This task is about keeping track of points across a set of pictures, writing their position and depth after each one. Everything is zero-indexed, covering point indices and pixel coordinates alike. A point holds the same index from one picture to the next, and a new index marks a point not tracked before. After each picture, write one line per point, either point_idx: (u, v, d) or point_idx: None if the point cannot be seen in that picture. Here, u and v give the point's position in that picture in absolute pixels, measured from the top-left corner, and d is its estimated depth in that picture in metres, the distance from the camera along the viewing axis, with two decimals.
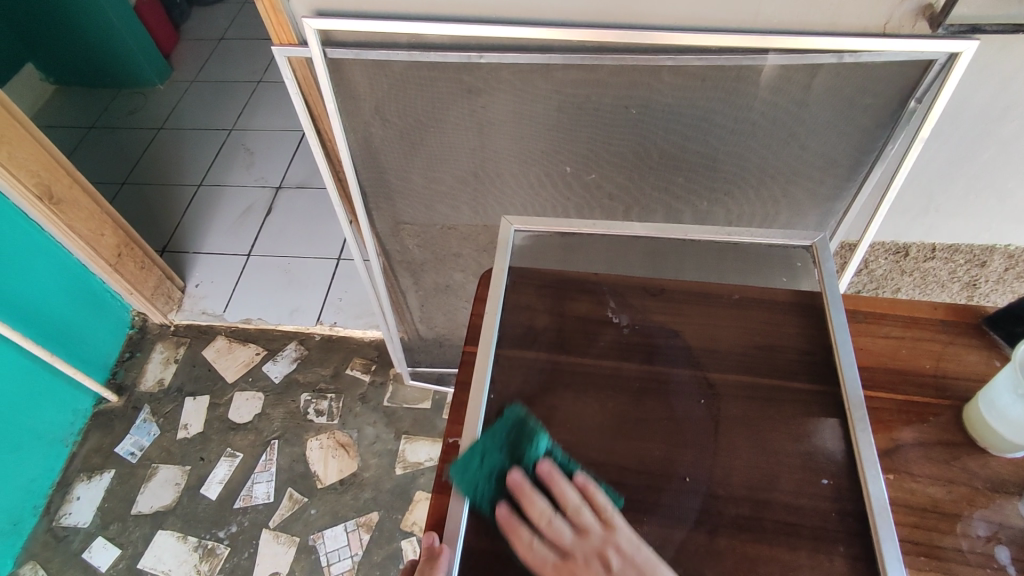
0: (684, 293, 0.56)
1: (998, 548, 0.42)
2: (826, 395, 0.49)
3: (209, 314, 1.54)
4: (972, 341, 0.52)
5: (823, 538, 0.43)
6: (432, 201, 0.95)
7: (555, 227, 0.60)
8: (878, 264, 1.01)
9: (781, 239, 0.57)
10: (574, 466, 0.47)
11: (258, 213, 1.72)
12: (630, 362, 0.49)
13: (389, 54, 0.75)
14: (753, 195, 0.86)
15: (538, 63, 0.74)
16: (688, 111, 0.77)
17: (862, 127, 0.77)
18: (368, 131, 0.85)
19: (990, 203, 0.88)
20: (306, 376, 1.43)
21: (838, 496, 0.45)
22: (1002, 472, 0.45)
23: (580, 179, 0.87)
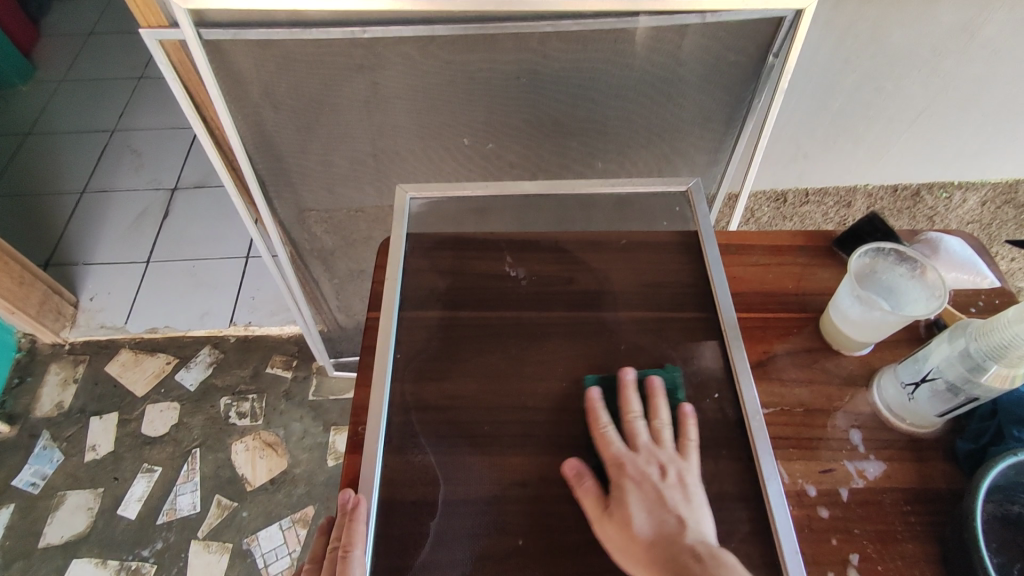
0: (576, 242, 0.59)
1: (852, 432, 0.49)
2: (706, 320, 0.54)
3: (109, 328, 1.44)
4: (826, 261, 0.58)
5: (708, 445, 0.48)
6: (334, 183, 0.94)
7: (450, 192, 0.61)
8: (761, 212, 1.10)
9: (660, 186, 0.62)
10: (483, 411, 0.49)
11: (153, 216, 1.63)
12: (665, 430, 0.46)
13: (269, 33, 0.73)
14: (642, 153, 0.92)
15: (422, 35, 0.74)
16: (573, 76, 0.81)
17: (731, 83, 0.83)
18: (257, 114, 0.83)
19: (848, 147, 0.98)
20: (223, 380, 1.38)
21: (720, 407, 0.49)
22: (854, 368, 0.52)
23: (480, 149, 0.89)
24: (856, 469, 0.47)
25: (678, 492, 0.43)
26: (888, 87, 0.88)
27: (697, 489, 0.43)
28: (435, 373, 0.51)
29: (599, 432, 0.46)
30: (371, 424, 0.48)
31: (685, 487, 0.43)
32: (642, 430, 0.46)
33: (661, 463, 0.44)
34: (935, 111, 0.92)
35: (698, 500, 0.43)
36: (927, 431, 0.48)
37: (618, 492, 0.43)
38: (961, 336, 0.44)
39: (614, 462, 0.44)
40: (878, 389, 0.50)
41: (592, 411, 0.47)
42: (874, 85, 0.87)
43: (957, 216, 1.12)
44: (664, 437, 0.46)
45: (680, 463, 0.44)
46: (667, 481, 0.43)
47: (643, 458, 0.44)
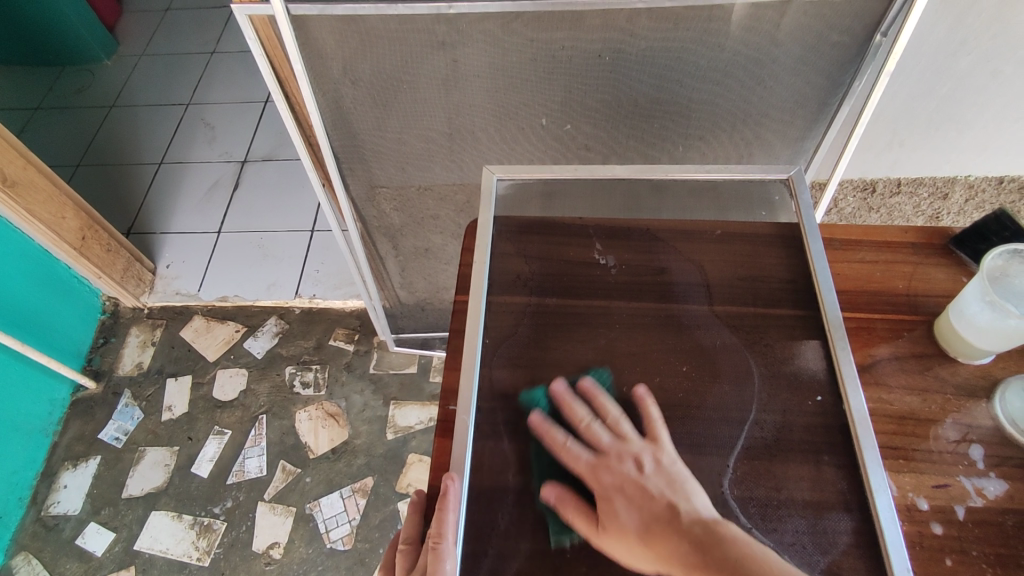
0: (668, 231, 0.57)
1: (971, 447, 0.45)
2: (807, 319, 0.51)
3: (184, 294, 1.51)
4: (942, 261, 0.54)
5: (811, 452, 0.45)
6: (407, 161, 0.94)
7: (537, 174, 0.60)
8: (846, 202, 1.05)
9: (759, 174, 0.59)
10: None
11: (224, 188, 1.68)
12: (623, 424, 0.45)
13: (356, 8, 0.73)
14: (728, 136, 0.88)
15: (508, 11, 0.72)
16: (660, 56, 0.77)
17: (830, 64, 0.78)
18: (338, 91, 0.83)
19: (951, 135, 0.91)
20: (288, 350, 1.42)
21: (824, 412, 0.47)
22: (971, 378, 0.48)
23: (555, 130, 0.87)
24: (974, 486, 0.44)
25: (661, 480, 0.43)
26: (1006, 70, 0.80)
27: (680, 472, 0.43)
28: (522, 360, 0.50)
29: (560, 449, 0.45)
30: (460, 411, 0.48)
31: (666, 473, 0.43)
32: (602, 433, 0.45)
33: (635, 456, 0.44)
34: None
35: (684, 481, 0.43)
36: None
37: (604, 503, 0.42)
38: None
39: (588, 468, 0.44)
40: (1003, 402, 0.46)
41: (543, 428, 0.46)
42: (990, 68, 0.80)
43: None
44: (625, 430, 0.45)
45: (651, 450, 0.44)
46: (647, 475, 0.43)
47: (614, 458, 0.44)
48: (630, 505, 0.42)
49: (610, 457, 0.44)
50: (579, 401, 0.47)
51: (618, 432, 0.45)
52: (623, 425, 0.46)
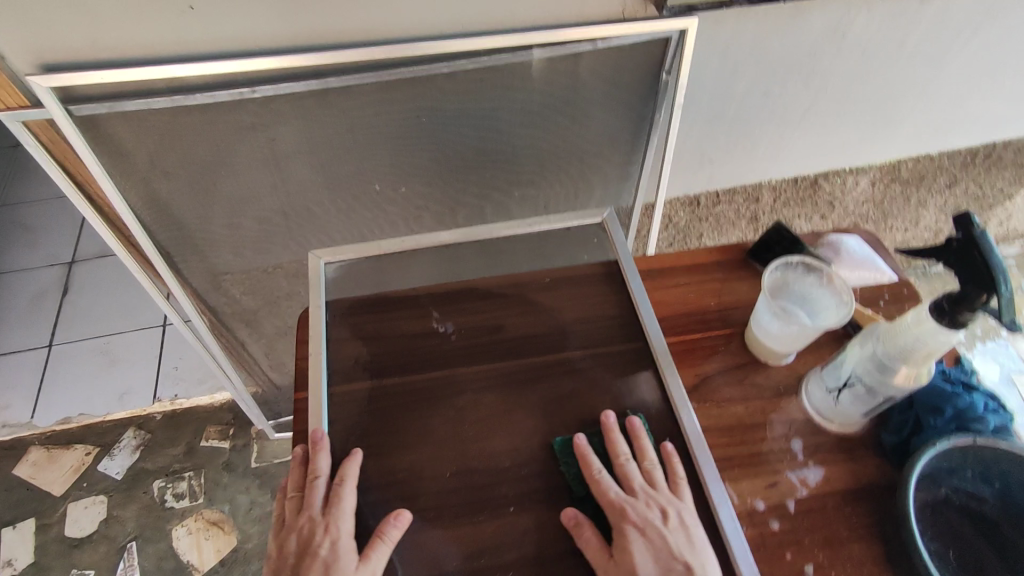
0: (500, 286, 0.59)
1: (793, 440, 0.50)
2: (637, 350, 0.55)
3: (14, 425, 1.31)
4: (743, 275, 0.60)
5: None
6: (245, 246, 0.90)
7: (363, 253, 0.60)
8: (679, 217, 1.13)
9: (576, 221, 0.62)
10: (428, 482, 0.48)
11: (51, 296, 1.50)
12: (655, 471, 0.47)
13: (148, 103, 0.68)
14: (559, 177, 0.93)
15: (317, 88, 0.72)
16: (477, 113, 0.81)
17: (632, 101, 0.86)
18: (150, 186, 0.78)
19: (748, 148, 1.03)
20: (153, 462, 1.28)
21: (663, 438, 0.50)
22: (782, 378, 0.54)
23: (392, 193, 0.87)
24: (798, 478, 0.49)
25: (683, 535, 0.43)
26: (774, 89, 0.92)
27: (698, 536, 0.44)
28: (371, 449, 0.49)
29: (595, 480, 0.46)
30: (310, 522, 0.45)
31: (686, 528, 0.44)
32: (635, 474, 0.46)
33: (662, 506, 0.44)
34: (817, 109, 0.98)
35: (701, 545, 0.43)
36: (853, 429, 0.51)
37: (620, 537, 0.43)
38: (871, 340, 0.47)
39: (615, 504, 0.44)
40: (807, 395, 0.52)
41: (582, 452, 0.47)
42: (762, 90, 0.92)
43: (854, 198, 1.19)
44: (657, 478, 0.46)
45: (678, 504, 0.45)
46: (671, 526, 0.43)
47: (642, 501, 0.45)
48: (644, 548, 0.42)
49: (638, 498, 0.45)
50: (619, 437, 0.48)
51: (649, 478, 0.46)
52: (655, 475, 0.46)
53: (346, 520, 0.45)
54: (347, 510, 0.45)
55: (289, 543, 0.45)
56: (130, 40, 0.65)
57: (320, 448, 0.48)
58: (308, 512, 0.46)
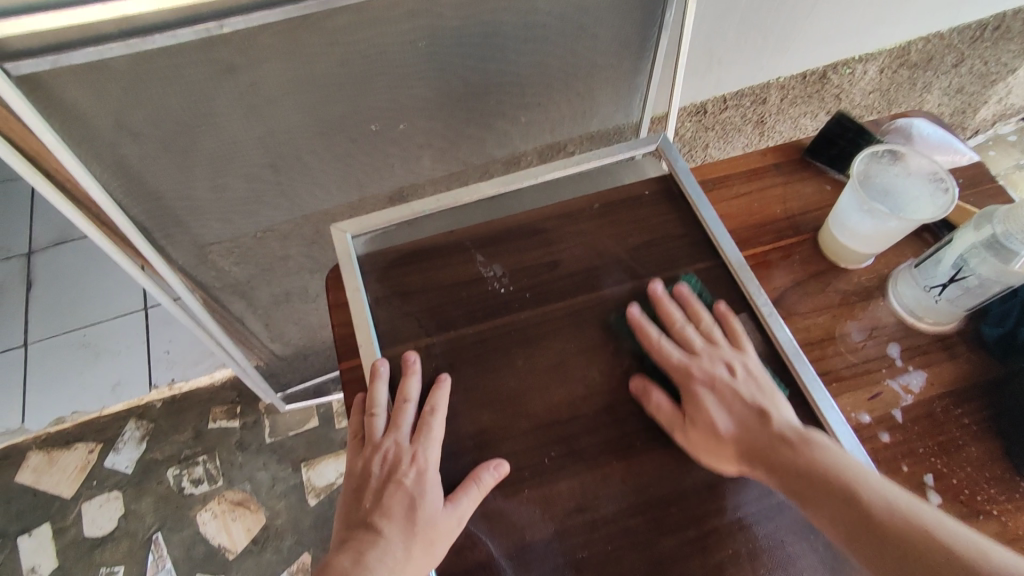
0: (552, 221, 0.61)
1: (892, 346, 0.58)
2: (703, 271, 0.58)
3: (4, 432, 1.23)
4: (804, 175, 0.67)
5: None
6: (233, 210, 0.81)
7: (395, 220, 0.61)
8: (685, 128, 1.07)
9: (629, 151, 0.64)
10: (522, 424, 0.52)
11: (15, 291, 1.38)
12: (713, 330, 0.54)
13: (100, 51, 0.58)
14: (564, 95, 0.86)
15: (296, 16, 0.62)
16: (477, 30, 0.72)
17: (643, 0, 0.77)
18: (116, 151, 0.67)
19: (759, 43, 0.96)
20: (163, 451, 1.22)
21: (739, 356, 0.54)
22: (851, 283, 0.61)
23: (390, 133, 0.79)
24: (902, 385, 0.56)
25: (752, 384, 0.50)
26: None
27: (765, 384, 0.50)
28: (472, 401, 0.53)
29: (653, 344, 0.53)
30: (398, 426, 0.50)
31: (755, 377, 0.51)
32: (693, 336, 0.53)
33: (725, 360, 0.52)
34: None
35: (771, 394, 0.50)
36: (948, 327, 0.58)
37: (692, 396, 0.50)
38: (988, 224, 0.52)
39: (678, 366, 0.52)
40: (896, 296, 0.60)
41: (638, 323, 0.54)
42: None
43: (861, 88, 1.13)
44: (715, 336, 0.53)
45: (739, 357, 0.52)
46: (738, 378, 0.51)
47: (704, 358, 0.52)
48: (720, 404, 0.50)
49: (701, 358, 0.52)
50: (670, 305, 0.55)
51: (706, 338, 0.53)
52: (712, 333, 0.54)
53: (436, 447, 0.49)
54: (433, 438, 0.50)
55: (369, 465, 0.49)
56: None
57: (410, 373, 0.52)
58: (394, 443, 0.49)
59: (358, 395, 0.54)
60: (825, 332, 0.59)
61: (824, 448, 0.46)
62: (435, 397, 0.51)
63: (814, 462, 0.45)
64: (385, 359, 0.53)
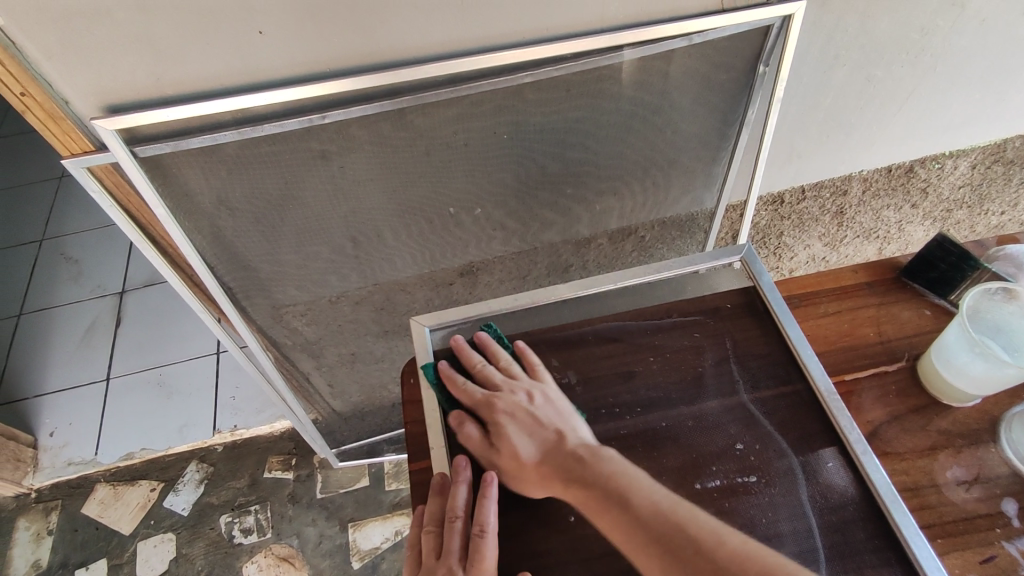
0: (631, 329, 0.61)
1: (1009, 501, 0.53)
2: (790, 395, 0.55)
3: (77, 463, 1.29)
4: (901, 296, 0.66)
5: (837, 540, 0.48)
6: (312, 279, 0.84)
7: (466, 314, 0.62)
8: (760, 218, 1.05)
9: (711, 262, 0.64)
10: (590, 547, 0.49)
11: (104, 327, 1.48)
12: (514, 368, 0.57)
13: (215, 138, 0.63)
14: (641, 185, 0.86)
15: (391, 109, 0.66)
16: (560, 124, 0.74)
17: (723, 99, 0.79)
18: (215, 224, 0.72)
19: (841, 138, 0.94)
20: (219, 496, 1.25)
21: (829, 494, 0.50)
22: (954, 423, 0.57)
23: (467, 215, 0.81)
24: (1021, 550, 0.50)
25: (549, 410, 0.54)
26: (878, 73, 0.84)
27: (564, 407, 0.54)
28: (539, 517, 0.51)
29: (457, 384, 0.56)
30: (451, 547, 0.48)
31: (553, 402, 0.54)
32: (495, 372, 0.56)
33: (527, 390, 0.55)
34: (923, 90, 0.89)
35: (569, 415, 0.54)
36: None
37: (495, 427, 0.53)
38: None
39: (485, 397, 0.54)
40: (1011, 446, 0.55)
41: (464, 348, 0.58)
42: (864, 74, 0.83)
43: (950, 183, 1.08)
44: (517, 373, 0.56)
45: (540, 387, 0.55)
46: (541, 405, 0.54)
47: (506, 392, 0.55)
48: (519, 428, 0.53)
49: (502, 391, 0.55)
50: (495, 348, 0.58)
51: (507, 374, 0.56)
52: (512, 369, 0.57)
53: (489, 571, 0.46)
54: (486, 560, 0.46)
55: None
56: (194, 71, 0.59)
57: (460, 485, 0.50)
58: (446, 568, 0.47)
59: (419, 510, 0.53)
60: (925, 475, 0.55)
61: (610, 462, 0.49)
62: (482, 512, 0.49)
63: (597, 475, 0.48)
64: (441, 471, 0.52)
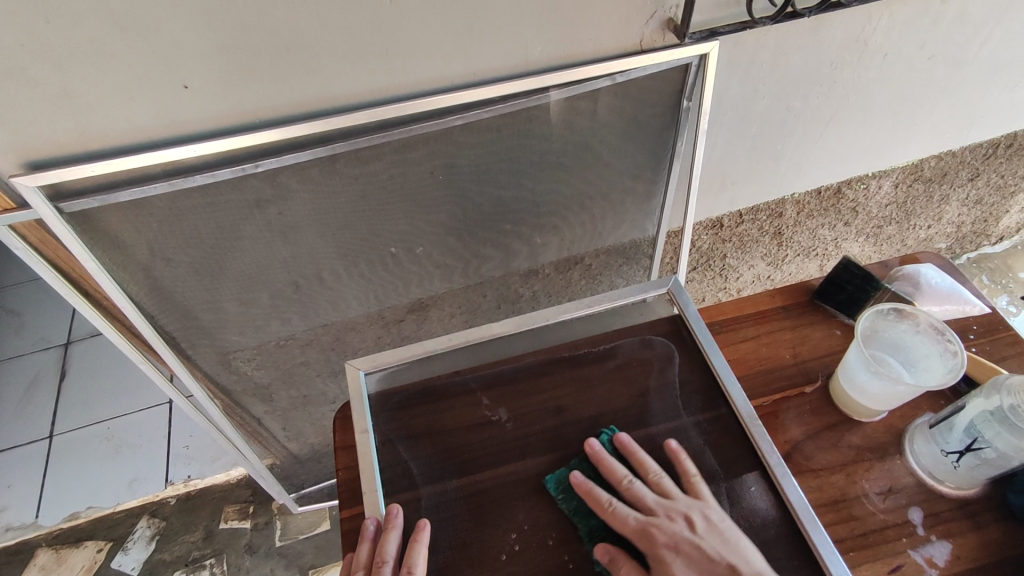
0: (560, 363, 0.62)
1: (914, 509, 0.56)
2: (712, 420, 0.58)
3: (19, 527, 1.23)
4: (816, 318, 0.69)
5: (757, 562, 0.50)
6: (255, 324, 0.83)
7: (403, 357, 0.62)
8: (702, 241, 1.09)
9: (639, 294, 0.65)
10: None
11: (50, 381, 1.43)
12: (735, 401, 0.57)
13: (144, 191, 0.63)
14: (579, 217, 0.89)
15: (324, 155, 0.67)
16: (494, 163, 0.77)
17: (651, 133, 0.82)
18: (150, 275, 0.71)
19: (770, 165, 0.99)
20: (171, 552, 1.20)
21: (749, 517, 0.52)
22: (867, 437, 0.60)
23: (409, 254, 0.82)
24: (925, 557, 0.53)
25: (753, 461, 0.53)
26: (796, 104, 0.88)
27: (767, 460, 0.53)
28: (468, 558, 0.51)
29: (685, 396, 0.57)
30: None
31: (757, 454, 0.53)
32: (717, 400, 0.57)
33: (736, 431, 0.54)
34: (841, 118, 0.94)
35: (768, 468, 0.53)
36: (971, 491, 0.56)
37: (695, 448, 0.53)
38: (998, 394, 0.52)
39: (698, 421, 0.55)
40: (913, 456, 0.59)
41: (679, 378, 0.58)
42: (785, 105, 0.88)
43: (877, 202, 1.14)
44: (736, 407, 0.57)
45: (753, 434, 0.55)
46: (744, 453, 0.53)
47: (720, 426, 0.55)
48: (715, 464, 0.52)
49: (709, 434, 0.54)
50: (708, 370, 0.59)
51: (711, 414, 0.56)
52: (736, 408, 0.57)
53: None
54: None
55: None
56: (121, 126, 0.59)
57: (392, 530, 0.51)
58: None
59: (349, 556, 0.53)
60: (840, 490, 0.57)
61: (791, 539, 0.48)
62: (412, 557, 0.49)
63: (778, 546, 0.47)
64: (375, 517, 0.53)
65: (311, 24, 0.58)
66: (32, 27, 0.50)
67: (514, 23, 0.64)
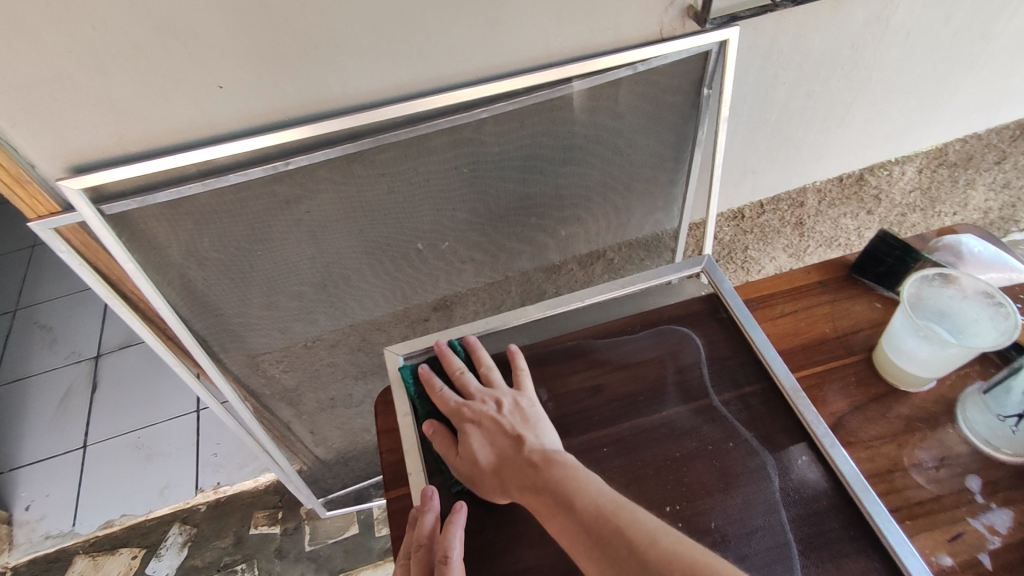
0: (598, 342, 0.63)
1: (972, 477, 0.55)
2: (755, 393, 0.57)
3: (54, 536, 1.24)
4: (854, 292, 0.69)
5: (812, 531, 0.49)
6: (285, 324, 0.84)
7: (442, 340, 0.64)
8: (724, 233, 1.08)
9: (675, 274, 0.67)
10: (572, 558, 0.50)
11: (81, 393, 1.46)
12: (493, 373, 0.58)
13: (181, 191, 0.64)
14: (603, 208, 0.89)
15: (354, 151, 0.68)
16: (520, 155, 0.77)
17: (673, 122, 0.82)
18: (184, 276, 0.72)
19: (791, 153, 0.99)
20: (204, 558, 1.21)
21: (801, 487, 0.52)
22: (913, 409, 0.60)
23: (436, 250, 0.83)
24: (987, 525, 0.52)
25: (516, 417, 0.53)
26: (817, 89, 0.88)
27: (535, 413, 0.54)
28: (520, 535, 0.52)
29: (434, 390, 0.57)
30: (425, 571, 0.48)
31: (522, 411, 0.54)
32: (471, 380, 0.57)
33: (495, 398, 0.55)
34: (861, 102, 0.94)
35: (536, 422, 0.53)
36: None
37: (462, 434, 0.53)
38: None
39: (455, 407, 0.55)
40: (967, 424, 0.58)
41: (445, 357, 0.59)
42: (805, 89, 0.87)
43: (900, 188, 1.12)
44: (494, 379, 0.57)
45: (514, 395, 0.55)
46: (506, 410, 0.54)
47: (478, 400, 0.55)
48: (480, 438, 0.52)
49: (471, 402, 0.55)
50: (454, 356, 0.59)
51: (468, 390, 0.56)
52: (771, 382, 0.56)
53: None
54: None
55: None
56: (160, 127, 0.61)
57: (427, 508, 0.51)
58: None
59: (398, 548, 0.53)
60: (890, 461, 0.57)
61: (565, 466, 0.48)
62: (448, 540, 0.48)
63: (557, 476, 0.47)
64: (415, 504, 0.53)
65: (340, 21, 0.59)
66: (77, 31, 0.52)
67: (537, 14, 0.65)
